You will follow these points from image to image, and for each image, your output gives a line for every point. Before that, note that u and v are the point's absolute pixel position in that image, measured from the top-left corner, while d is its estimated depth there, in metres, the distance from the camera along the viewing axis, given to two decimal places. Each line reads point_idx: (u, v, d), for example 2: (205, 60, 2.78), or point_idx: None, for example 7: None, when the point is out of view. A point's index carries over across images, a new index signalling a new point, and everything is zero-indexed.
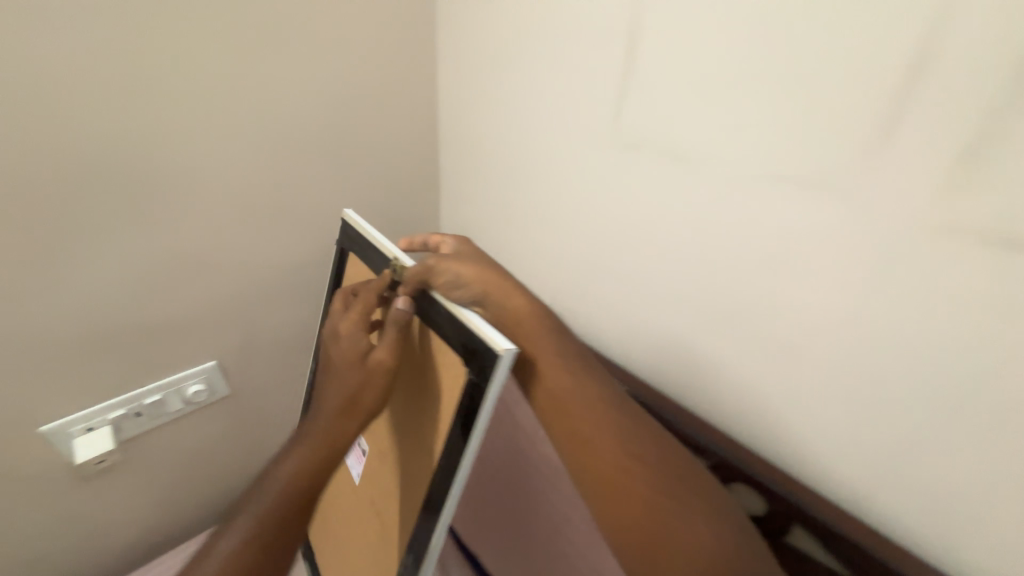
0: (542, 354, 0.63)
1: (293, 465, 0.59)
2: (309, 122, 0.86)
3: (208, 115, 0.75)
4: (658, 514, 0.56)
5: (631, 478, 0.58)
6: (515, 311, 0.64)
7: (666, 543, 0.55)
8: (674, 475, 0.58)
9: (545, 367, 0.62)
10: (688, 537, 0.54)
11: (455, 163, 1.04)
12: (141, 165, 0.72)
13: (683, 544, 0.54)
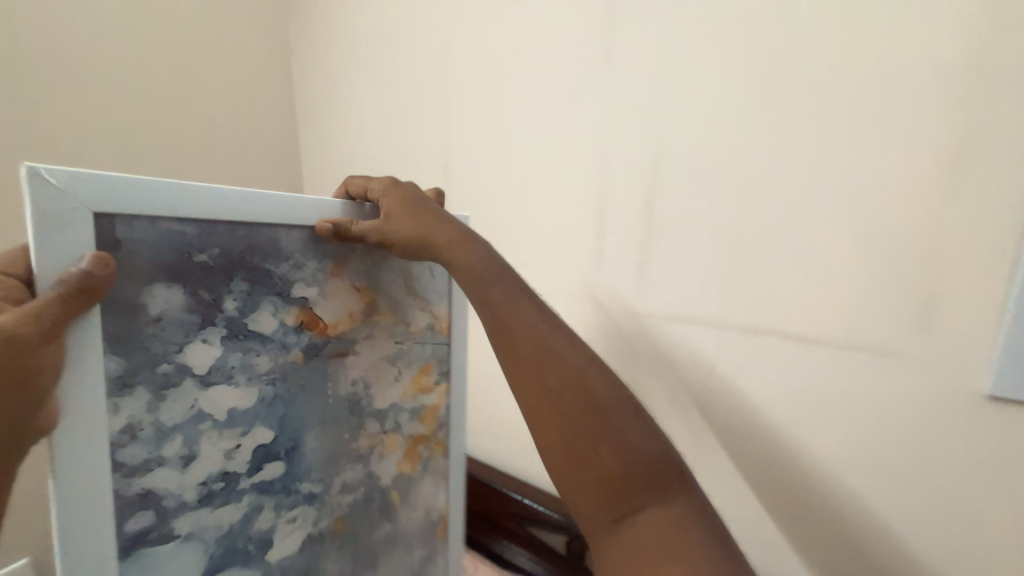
0: (477, 282, 0.50)
1: None
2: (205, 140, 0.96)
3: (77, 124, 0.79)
4: (600, 433, 0.46)
5: (577, 403, 0.46)
6: (477, 273, 0.51)
7: (585, 454, 0.45)
8: (627, 404, 0.48)
9: (480, 290, 0.50)
10: (610, 448, 0.45)
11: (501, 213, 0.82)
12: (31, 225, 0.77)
13: (630, 484, 0.45)
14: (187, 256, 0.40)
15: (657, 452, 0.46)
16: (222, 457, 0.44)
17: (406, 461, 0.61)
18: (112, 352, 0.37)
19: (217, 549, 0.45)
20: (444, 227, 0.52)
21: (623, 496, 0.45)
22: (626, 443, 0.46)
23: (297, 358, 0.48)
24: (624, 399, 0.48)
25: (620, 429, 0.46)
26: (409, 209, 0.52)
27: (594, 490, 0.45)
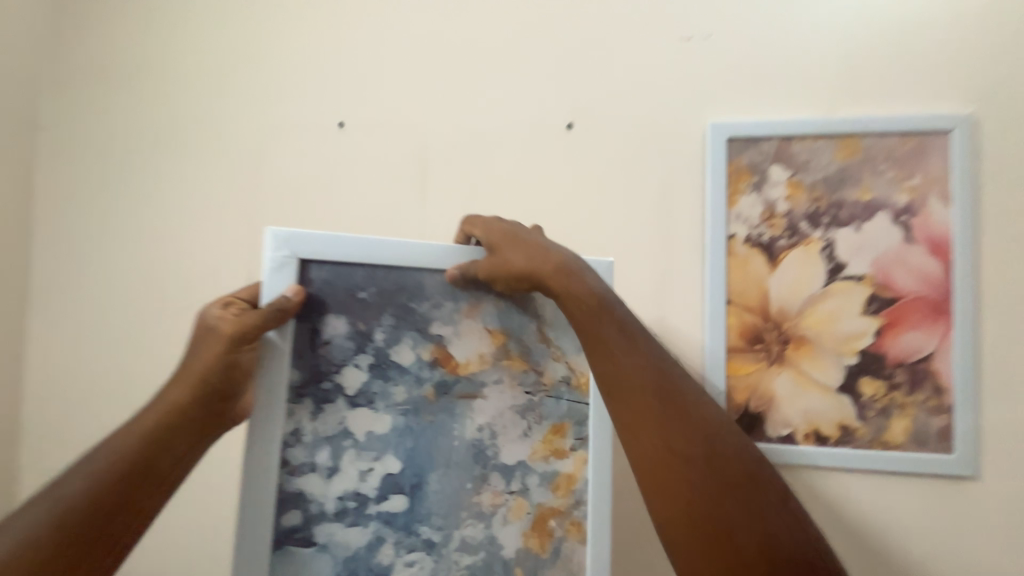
0: (590, 319, 0.53)
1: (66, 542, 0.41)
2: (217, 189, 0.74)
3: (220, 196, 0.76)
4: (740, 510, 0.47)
5: (688, 462, 0.49)
6: (587, 308, 0.53)
7: (728, 534, 0.46)
8: (740, 470, 0.49)
9: (594, 330, 0.53)
10: (764, 533, 0.46)
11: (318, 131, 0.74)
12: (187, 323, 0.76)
13: (739, 543, 0.46)
14: (351, 296, 0.50)
15: (767, 512, 0.48)
16: (365, 480, 0.49)
17: (535, 535, 0.54)
18: (295, 365, 0.48)
19: (343, 570, 0.48)
20: (546, 256, 0.55)
21: (728, 555, 0.46)
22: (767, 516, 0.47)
23: (429, 393, 0.51)
24: (737, 464, 0.50)
25: (760, 505, 0.48)
26: (519, 249, 0.55)
27: (702, 548, 0.47)
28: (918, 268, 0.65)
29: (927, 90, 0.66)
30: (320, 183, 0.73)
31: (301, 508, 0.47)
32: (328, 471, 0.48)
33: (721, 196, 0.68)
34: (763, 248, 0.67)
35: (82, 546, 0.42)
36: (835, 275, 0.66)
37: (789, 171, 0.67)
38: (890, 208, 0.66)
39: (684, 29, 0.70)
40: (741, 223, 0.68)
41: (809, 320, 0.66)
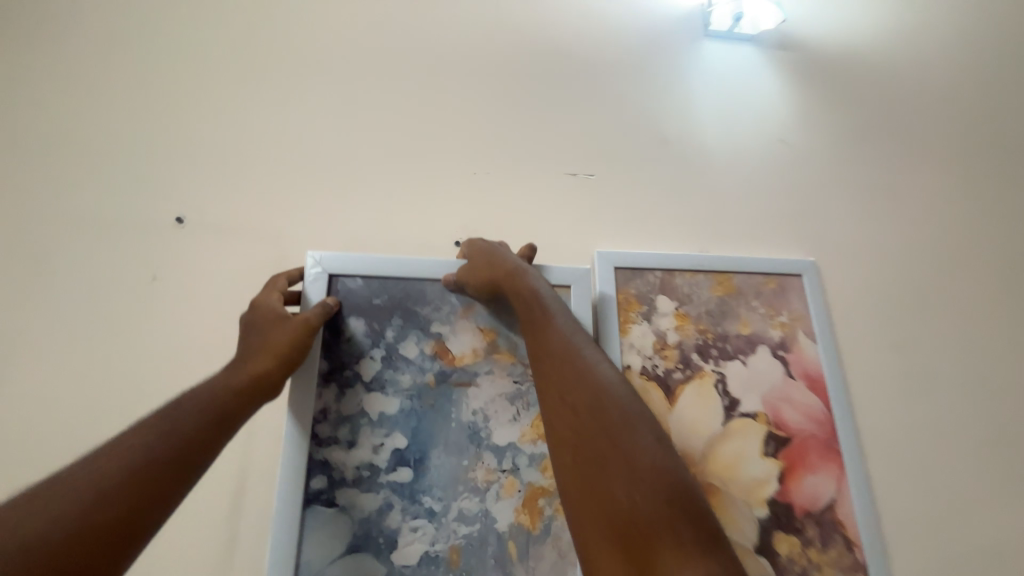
0: (526, 309, 0.62)
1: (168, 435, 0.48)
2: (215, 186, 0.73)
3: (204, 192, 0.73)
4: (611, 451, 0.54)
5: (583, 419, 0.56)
6: (527, 301, 0.62)
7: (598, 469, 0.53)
8: (624, 430, 0.55)
9: (527, 315, 0.62)
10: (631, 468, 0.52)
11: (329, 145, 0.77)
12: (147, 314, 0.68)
13: (613, 492, 0.51)
14: (370, 302, 0.63)
15: (642, 464, 0.52)
16: (376, 453, 0.59)
17: (526, 512, 0.60)
18: (325, 356, 0.61)
19: (358, 530, 0.57)
20: (512, 269, 0.63)
21: (605, 501, 0.51)
22: (636, 453, 0.53)
23: (431, 381, 0.62)
24: (623, 424, 0.55)
25: (632, 444, 0.54)
26: (491, 260, 0.64)
27: (583, 496, 0.53)
28: (802, 406, 0.75)
29: (789, 235, 0.85)
30: (143, 294, 0.68)
31: (324, 473, 0.58)
32: (346, 443, 0.59)
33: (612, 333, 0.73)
34: (660, 382, 0.73)
35: (161, 459, 0.46)
36: (729, 416, 0.73)
37: (674, 304, 0.77)
38: (769, 343, 0.78)
39: (568, 165, 0.82)
40: (635, 354, 0.73)
41: (712, 463, 0.70)
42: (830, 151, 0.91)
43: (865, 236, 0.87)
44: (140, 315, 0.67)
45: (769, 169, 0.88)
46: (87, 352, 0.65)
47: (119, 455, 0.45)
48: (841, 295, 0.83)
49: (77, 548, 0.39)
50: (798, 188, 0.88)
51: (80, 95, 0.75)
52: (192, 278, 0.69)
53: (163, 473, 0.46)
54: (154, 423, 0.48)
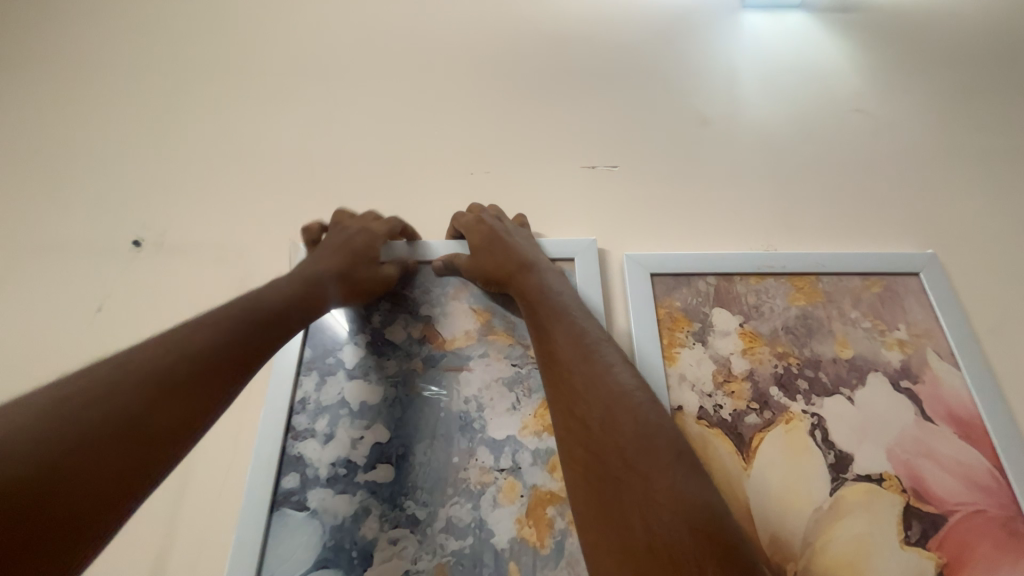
0: (529, 302, 0.54)
1: (215, 331, 0.43)
2: (230, 174, 0.75)
3: (220, 177, 0.75)
4: (628, 469, 0.40)
5: (586, 424, 0.44)
6: (530, 295, 0.55)
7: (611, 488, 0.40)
8: (637, 439, 0.41)
9: (530, 308, 0.54)
10: (650, 492, 0.38)
11: (341, 137, 0.78)
12: (147, 287, 0.68)
13: (624, 518, 0.38)
14: None
15: (660, 481, 0.38)
16: (354, 453, 0.52)
17: (531, 526, 0.49)
18: (308, 342, 0.58)
19: (329, 541, 0.48)
20: (514, 255, 0.57)
21: (613, 529, 0.38)
22: (658, 472, 0.39)
23: (419, 366, 0.56)
24: (636, 431, 0.41)
25: (656, 462, 0.39)
26: (492, 243, 0.59)
27: (589, 522, 0.40)
28: (954, 464, 0.54)
29: (852, 197, 0.73)
30: (84, 323, 0.65)
31: (297, 472, 0.51)
32: (325, 439, 0.53)
33: (655, 360, 0.59)
34: (728, 430, 0.55)
35: (211, 355, 0.42)
36: (839, 481, 0.53)
37: (738, 319, 0.62)
38: (885, 370, 0.59)
39: (589, 159, 0.76)
40: (689, 390, 0.58)
41: (825, 562, 0.49)
42: (895, 131, 0.79)
43: (954, 201, 0.73)
44: (81, 341, 0.64)
45: (817, 133, 0.79)
46: (26, 377, 0.62)
47: (112, 385, 0.36)
48: (944, 288, 0.65)
49: (76, 490, 0.30)
50: (858, 152, 0.77)
51: (128, 97, 0.82)
52: (138, 305, 0.66)
53: (170, 414, 0.37)
54: (156, 353, 0.39)
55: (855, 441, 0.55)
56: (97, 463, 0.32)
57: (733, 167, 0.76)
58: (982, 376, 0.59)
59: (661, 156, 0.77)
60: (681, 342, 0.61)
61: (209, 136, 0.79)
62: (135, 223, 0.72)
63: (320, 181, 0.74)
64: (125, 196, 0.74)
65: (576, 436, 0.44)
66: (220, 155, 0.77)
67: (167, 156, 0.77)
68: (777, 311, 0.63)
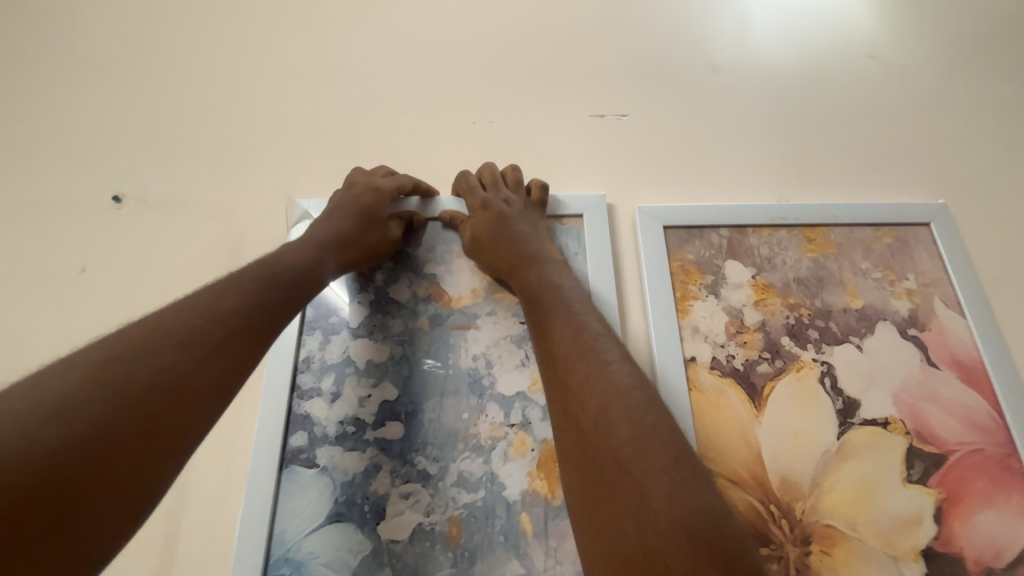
0: (528, 288, 0.52)
1: (242, 297, 0.41)
2: (213, 126, 0.70)
3: (203, 130, 0.70)
4: (617, 463, 0.38)
5: (580, 427, 0.42)
6: (527, 285, 0.52)
7: (603, 481, 0.38)
8: (632, 446, 0.38)
9: (528, 296, 0.52)
10: (636, 486, 0.36)
11: (329, 86, 0.72)
12: (136, 245, 0.64)
13: (618, 521, 0.36)
14: None
15: (654, 488, 0.36)
16: (357, 416, 0.51)
17: (543, 477, 0.49)
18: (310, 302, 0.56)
19: (341, 496, 0.48)
20: (518, 236, 0.55)
21: (608, 538, 0.36)
22: (646, 466, 0.37)
23: (425, 326, 0.55)
24: (631, 435, 0.38)
25: (646, 457, 0.37)
26: (492, 220, 0.56)
27: (583, 521, 0.39)
28: (957, 408, 0.55)
29: (866, 147, 0.71)
30: (67, 284, 0.62)
31: (304, 430, 0.50)
32: (331, 398, 0.51)
33: (668, 312, 0.58)
34: (740, 379, 0.55)
35: (240, 322, 0.40)
36: (846, 425, 0.54)
37: (750, 271, 0.61)
38: (893, 319, 0.59)
39: (598, 108, 0.72)
40: (702, 342, 0.57)
41: (830, 502, 0.50)
42: (911, 78, 0.76)
43: (967, 151, 0.71)
44: (69, 303, 0.61)
45: (831, 80, 0.76)
46: (14, 341, 0.59)
47: (141, 349, 0.34)
48: (954, 236, 0.64)
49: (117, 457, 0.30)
50: (872, 100, 0.74)
51: (96, 43, 0.76)
52: (121, 269, 0.63)
53: (199, 385, 0.35)
54: (186, 319, 0.37)
55: (863, 387, 0.55)
56: (127, 437, 0.31)
57: (745, 116, 0.73)
58: (987, 323, 0.59)
59: (670, 105, 0.73)
60: (693, 294, 0.60)
61: (186, 84, 0.73)
62: (116, 179, 0.67)
63: (309, 133, 0.69)
64: (101, 149, 0.69)
65: (571, 429, 0.43)
66: (200, 104, 0.72)
67: (144, 106, 0.72)
68: (788, 263, 0.62)
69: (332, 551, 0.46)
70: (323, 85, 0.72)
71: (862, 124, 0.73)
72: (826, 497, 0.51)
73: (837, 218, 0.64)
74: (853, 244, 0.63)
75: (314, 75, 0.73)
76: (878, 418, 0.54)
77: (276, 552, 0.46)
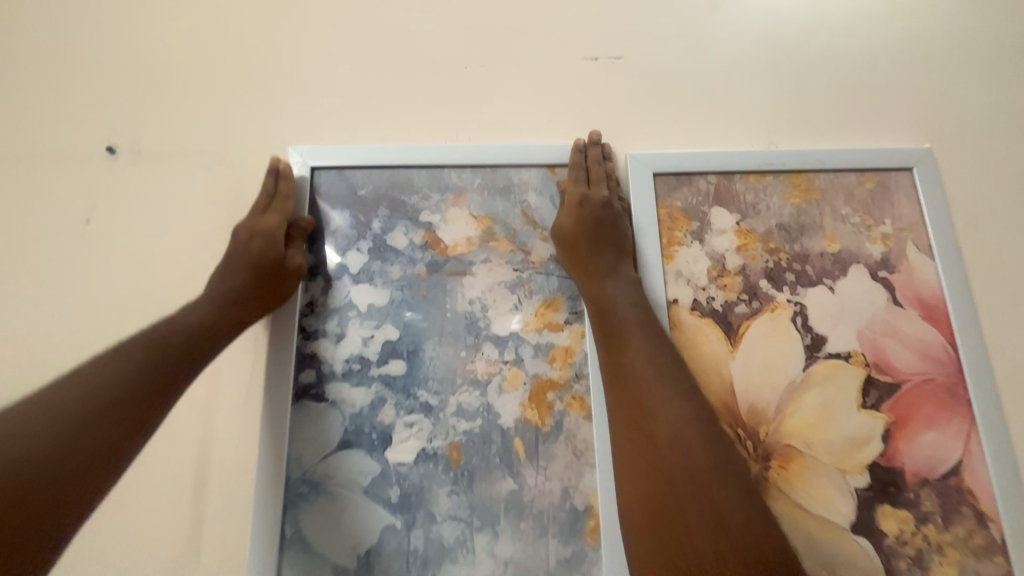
0: (603, 305, 0.53)
1: (155, 343, 0.46)
2: (199, 71, 0.68)
3: (188, 74, 0.68)
4: (698, 487, 0.43)
5: (655, 440, 0.46)
6: (605, 297, 0.54)
7: (677, 496, 0.43)
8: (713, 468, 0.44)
9: (602, 314, 0.53)
10: (715, 508, 0.42)
11: (315, 26, 0.70)
12: (134, 192, 0.65)
13: (689, 531, 0.42)
14: (355, 194, 0.60)
15: (732, 512, 0.42)
16: (362, 355, 0.55)
17: (533, 407, 0.54)
18: (311, 250, 0.58)
19: (350, 425, 0.53)
20: (620, 247, 0.56)
21: (672, 539, 0.42)
22: (718, 490, 0.43)
23: (422, 272, 0.57)
24: (711, 463, 0.44)
25: (721, 483, 0.43)
26: (602, 223, 0.56)
27: (642, 524, 0.44)
28: (915, 343, 0.60)
29: (859, 92, 0.71)
30: (73, 235, 0.63)
31: (313, 367, 0.54)
32: (336, 340, 0.55)
33: (653, 257, 0.61)
34: (718, 319, 0.59)
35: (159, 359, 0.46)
36: (812, 359, 0.58)
37: (735, 217, 0.63)
38: (866, 262, 0.62)
39: (592, 50, 0.70)
40: (684, 285, 0.60)
41: (791, 426, 0.56)
42: (914, 16, 0.74)
43: (958, 95, 0.71)
44: (76, 252, 0.63)
45: (832, 18, 0.74)
46: (29, 290, 0.62)
47: (64, 399, 0.39)
48: (934, 182, 0.66)
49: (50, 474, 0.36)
50: (871, 40, 0.73)
51: None
52: (126, 218, 0.64)
53: (126, 418, 0.42)
54: (98, 372, 0.42)
55: (832, 325, 0.60)
56: (39, 481, 0.35)
57: (742, 57, 0.72)
58: (953, 266, 0.62)
59: (666, 46, 0.71)
60: (679, 240, 0.62)
61: (166, 24, 0.70)
62: (105, 127, 0.67)
63: (298, 77, 0.68)
64: (86, 95, 0.68)
65: (640, 443, 0.47)
66: (183, 47, 0.69)
67: (125, 48, 0.69)
68: (772, 209, 0.64)
69: (348, 473, 0.52)
70: (308, 25, 0.70)
71: (858, 67, 0.72)
72: (788, 421, 0.56)
73: (823, 164, 0.65)
74: (836, 190, 0.65)
75: (298, 14, 0.70)
76: (842, 353, 0.59)
77: (295, 473, 0.52)
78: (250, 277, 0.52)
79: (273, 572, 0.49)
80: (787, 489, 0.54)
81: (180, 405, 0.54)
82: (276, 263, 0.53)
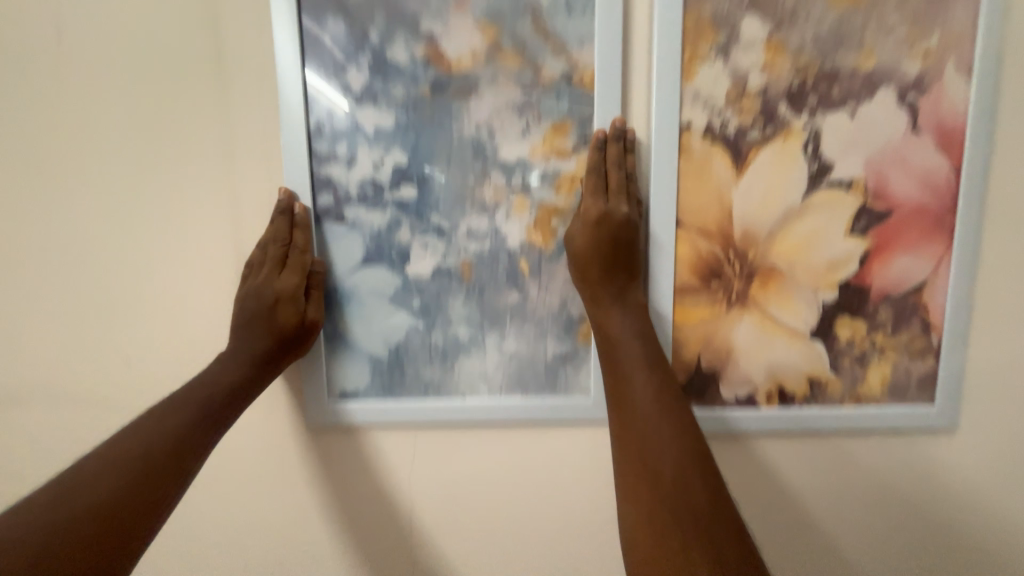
0: (612, 342, 0.55)
1: (199, 381, 0.53)
2: None
3: None
4: (692, 519, 0.47)
5: (654, 474, 0.50)
6: (614, 331, 0.55)
7: (670, 527, 0.47)
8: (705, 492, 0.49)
9: (610, 348, 0.55)
10: (704, 538, 0.46)
11: None
12: None
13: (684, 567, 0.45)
14: None
15: (723, 545, 0.46)
16: (374, 180, 0.56)
17: (540, 230, 0.57)
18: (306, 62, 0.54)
19: (370, 245, 0.57)
20: (633, 262, 0.55)
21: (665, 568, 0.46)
22: (710, 521, 0.47)
23: (426, 91, 0.54)
24: (705, 497, 0.48)
25: (710, 517, 0.47)
26: (617, 236, 0.54)
27: (641, 555, 0.48)
28: (920, 170, 0.60)
29: None
30: (28, 42, 0.56)
31: (329, 190, 0.56)
32: (347, 163, 0.56)
33: (672, 75, 0.57)
34: (729, 144, 0.59)
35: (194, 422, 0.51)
36: (814, 186, 0.60)
37: (767, 28, 0.57)
38: (896, 83, 0.58)
39: None
40: (700, 108, 0.58)
41: (779, 248, 0.60)
42: None
43: None
44: (37, 63, 0.56)
45: None
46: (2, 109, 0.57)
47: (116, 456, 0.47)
48: None
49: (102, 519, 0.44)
50: None
51: None
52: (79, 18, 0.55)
53: (168, 450, 0.49)
54: (146, 429, 0.49)
55: (842, 152, 0.59)
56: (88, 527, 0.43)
57: None
58: (989, 86, 0.58)
59: None
60: (701, 55, 0.57)
61: None
62: None
63: None
64: None
65: (642, 476, 0.51)
66: None
67: None
68: (809, 18, 0.57)
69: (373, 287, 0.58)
70: None
71: None
72: (777, 244, 0.60)
73: None
74: None
75: None
76: (844, 180, 0.60)
77: (326, 284, 0.59)
78: (275, 343, 0.55)
79: (321, 360, 0.60)
80: (763, 302, 0.61)
81: (211, 226, 0.58)
82: (297, 327, 0.55)
